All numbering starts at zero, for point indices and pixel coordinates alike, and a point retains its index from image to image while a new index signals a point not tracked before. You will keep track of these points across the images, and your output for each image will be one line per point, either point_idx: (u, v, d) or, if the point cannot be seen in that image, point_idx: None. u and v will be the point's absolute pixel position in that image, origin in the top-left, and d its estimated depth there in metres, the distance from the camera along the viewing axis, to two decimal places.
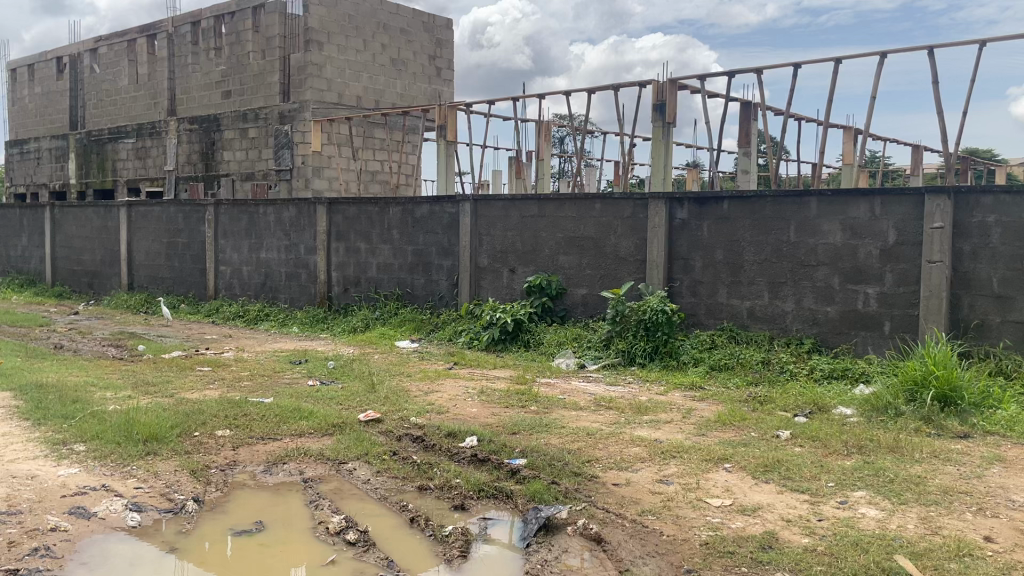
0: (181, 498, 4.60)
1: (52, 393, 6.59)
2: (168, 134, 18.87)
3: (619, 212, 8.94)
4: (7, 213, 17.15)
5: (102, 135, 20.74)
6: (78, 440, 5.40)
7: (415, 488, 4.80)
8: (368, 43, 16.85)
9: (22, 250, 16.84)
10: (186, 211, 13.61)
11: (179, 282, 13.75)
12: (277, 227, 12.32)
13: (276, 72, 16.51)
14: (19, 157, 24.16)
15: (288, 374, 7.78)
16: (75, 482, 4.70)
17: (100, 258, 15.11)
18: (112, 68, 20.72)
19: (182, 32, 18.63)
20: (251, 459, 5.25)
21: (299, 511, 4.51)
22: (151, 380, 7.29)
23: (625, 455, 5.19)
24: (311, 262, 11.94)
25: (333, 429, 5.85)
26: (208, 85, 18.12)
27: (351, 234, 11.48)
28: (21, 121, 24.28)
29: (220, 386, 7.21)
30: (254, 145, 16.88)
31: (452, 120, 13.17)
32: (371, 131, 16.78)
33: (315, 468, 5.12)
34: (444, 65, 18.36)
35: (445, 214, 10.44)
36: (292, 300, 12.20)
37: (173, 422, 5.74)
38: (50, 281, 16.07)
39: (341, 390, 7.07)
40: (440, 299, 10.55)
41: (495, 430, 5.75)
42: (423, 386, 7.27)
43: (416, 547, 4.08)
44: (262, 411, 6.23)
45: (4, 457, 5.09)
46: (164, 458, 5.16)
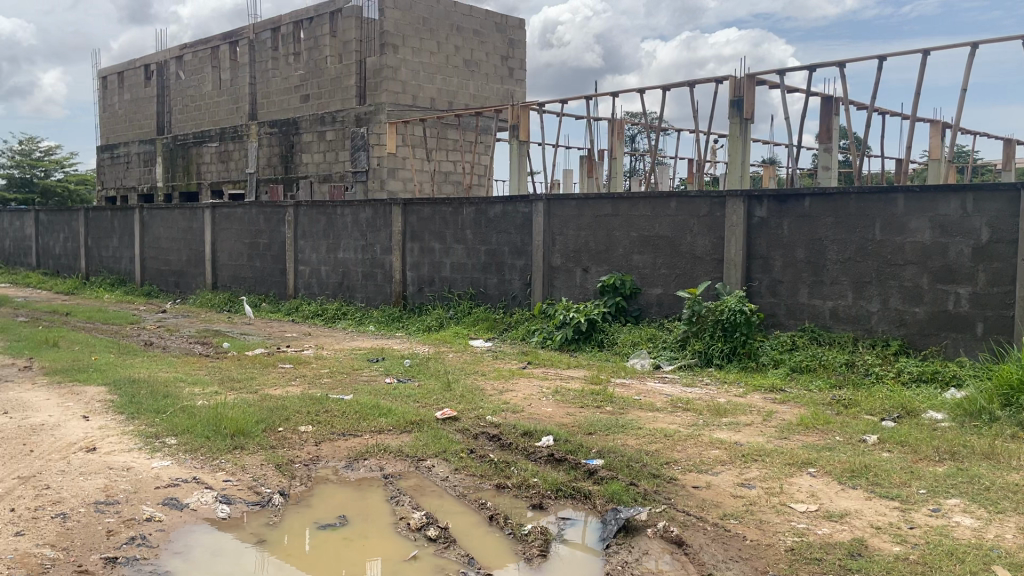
0: (267, 491, 4.74)
1: (145, 388, 6.86)
2: (249, 138, 19.44)
3: (696, 211, 8.82)
4: (100, 215, 17.95)
5: (188, 139, 21.51)
6: (169, 433, 5.61)
7: (492, 487, 4.82)
8: (441, 45, 17.03)
9: (113, 251, 17.60)
10: (267, 212, 13.98)
11: (260, 281, 14.15)
12: (354, 228, 12.56)
13: (352, 75, 16.84)
14: (110, 162, 25.27)
15: (366, 372, 7.92)
16: (167, 474, 4.89)
17: (185, 258, 15.67)
18: (196, 74, 21.46)
19: (263, 38, 19.17)
20: (333, 454, 5.37)
21: (380, 506, 4.60)
22: (237, 377, 7.52)
23: (704, 457, 5.11)
24: (387, 262, 12.13)
25: (412, 426, 5.93)
26: (287, 89, 18.59)
27: (425, 234, 11.61)
28: (111, 127, 25.37)
29: (302, 382, 7.40)
30: (331, 147, 17.25)
31: (525, 119, 13.20)
32: (444, 132, 16.95)
33: (395, 464, 5.20)
34: (516, 65, 18.39)
35: (518, 214, 10.47)
36: (368, 299, 12.42)
37: (260, 418, 5.92)
38: (139, 281, 16.74)
39: (418, 387, 7.16)
40: (514, 299, 10.60)
41: (572, 430, 5.73)
42: (498, 385, 7.31)
43: (496, 545, 4.11)
44: (343, 407, 6.36)
45: (102, 448, 5.33)
46: (251, 452, 5.32)
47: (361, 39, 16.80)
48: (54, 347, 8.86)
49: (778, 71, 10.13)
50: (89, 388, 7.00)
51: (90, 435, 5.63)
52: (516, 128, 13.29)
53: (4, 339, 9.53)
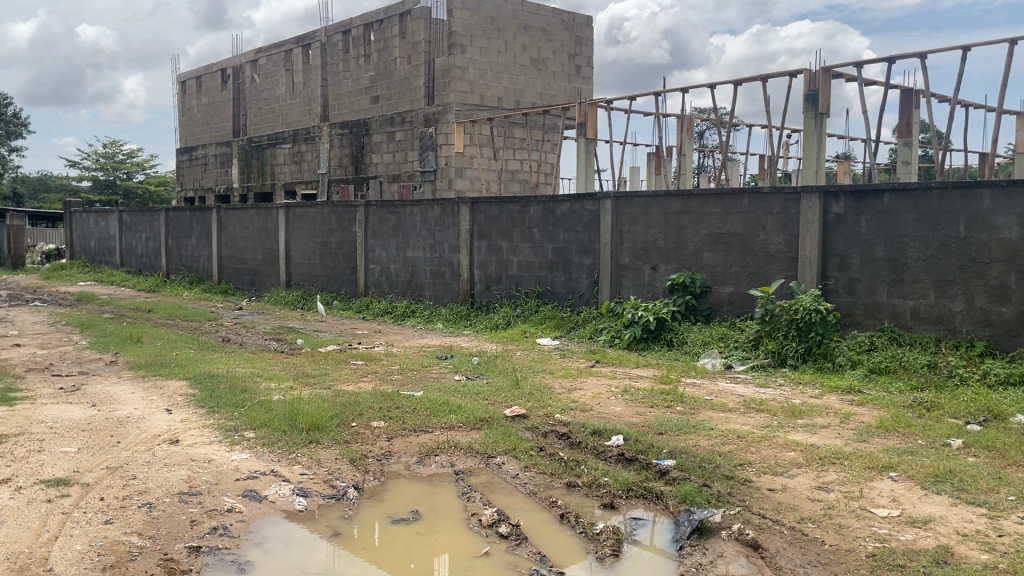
0: (342, 485, 4.83)
1: (224, 382, 7.08)
2: (321, 139, 19.86)
3: (769, 208, 8.65)
4: (180, 216, 18.58)
5: (262, 141, 22.11)
6: (248, 427, 5.77)
7: (562, 485, 4.82)
8: (509, 44, 17.08)
9: (192, 250, 18.20)
10: (339, 212, 14.26)
11: (332, 279, 14.44)
12: (422, 227, 12.71)
13: (421, 76, 17.03)
14: (188, 164, 26.16)
15: (436, 369, 8.01)
16: (247, 466, 5.03)
17: (260, 257, 16.09)
18: (270, 78, 22.02)
19: (334, 40, 19.54)
20: (405, 450, 5.44)
21: (453, 502, 4.64)
22: (311, 372, 7.70)
23: (780, 459, 5.01)
24: (455, 260, 12.23)
25: (482, 423, 5.97)
26: (357, 90, 18.91)
27: (492, 233, 11.67)
28: (189, 130, 26.24)
29: (374, 379, 7.53)
30: (400, 147, 17.49)
31: (593, 117, 13.18)
32: (511, 131, 16.99)
33: (466, 460, 5.25)
34: (584, 63, 18.31)
35: (585, 212, 10.43)
36: (436, 297, 12.56)
37: (334, 413, 6.05)
38: (217, 279, 17.29)
39: (487, 385, 7.20)
40: (581, 297, 10.57)
41: (642, 430, 5.68)
42: (566, 383, 7.31)
43: (567, 543, 4.11)
44: (413, 404, 6.45)
45: (185, 441, 5.52)
46: (325, 446, 5.43)
47: (430, 40, 16.97)
48: (137, 342, 9.21)
49: (855, 64, 9.86)
50: (171, 382, 7.26)
51: (173, 427, 5.84)
52: (583, 126, 13.24)
53: (92, 335, 9.96)
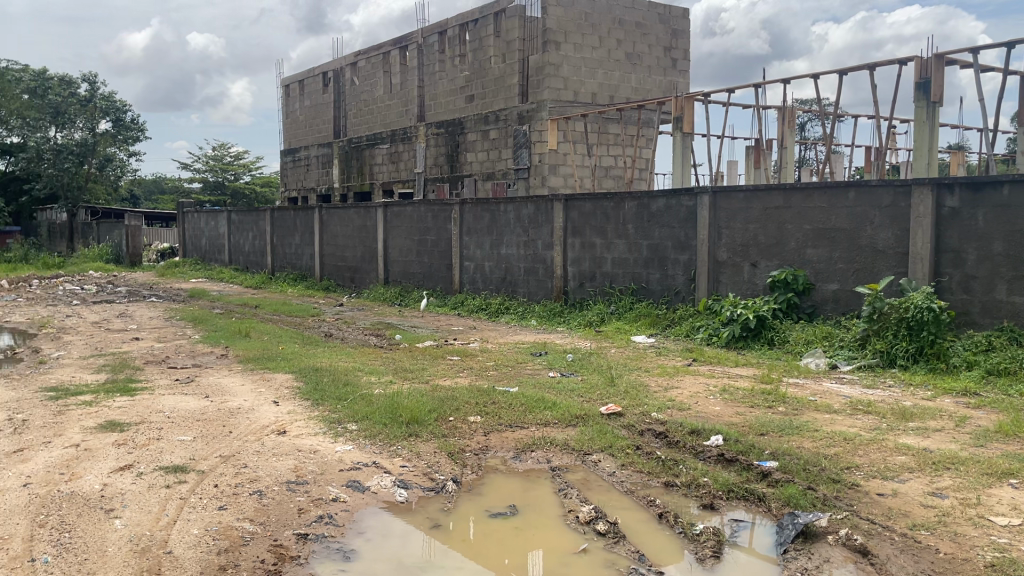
0: (441, 478, 4.92)
1: (328, 376, 7.31)
2: (417, 138, 20.25)
3: (877, 202, 8.31)
4: (284, 215, 19.29)
5: (362, 142, 22.71)
6: (351, 420, 5.95)
7: (660, 484, 4.77)
8: (603, 40, 16.96)
9: (295, 248, 18.86)
10: (435, 210, 14.49)
11: (428, 277, 14.69)
12: (516, 224, 12.78)
13: (515, 74, 17.12)
14: (292, 165, 27.11)
15: (530, 365, 8.06)
16: (350, 457, 5.19)
17: (360, 254, 16.53)
18: (369, 80, 22.56)
19: (430, 41, 19.85)
20: (501, 445, 5.50)
21: (550, 498, 4.66)
22: (410, 367, 7.87)
23: (890, 463, 4.81)
24: (549, 257, 12.25)
25: (577, 420, 5.97)
26: (453, 90, 19.18)
27: (586, 230, 11.63)
28: (293, 132, 27.18)
29: (470, 374, 7.64)
30: (495, 145, 17.64)
31: (689, 110, 12.97)
32: (606, 126, 16.88)
33: (562, 457, 5.26)
34: (680, 56, 18.00)
35: (682, 208, 10.27)
36: (530, 294, 12.63)
37: (432, 407, 6.17)
38: (319, 276, 17.87)
39: (582, 382, 7.20)
40: (677, 294, 10.42)
41: (742, 430, 5.56)
42: (663, 381, 7.22)
43: (667, 542, 4.07)
44: (509, 399, 6.51)
45: (291, 432, 5.74)
46: (424, 439, 5.54)
47: (525, 38, 17.01)
48: (246, 337, 9.61)
49: (971, 49, 9.36)
50: (278, 375, 7.55)
51: (281, 418, 6.08)
52: (680, 120, 13.04)
53: (204, 329, 10.48)
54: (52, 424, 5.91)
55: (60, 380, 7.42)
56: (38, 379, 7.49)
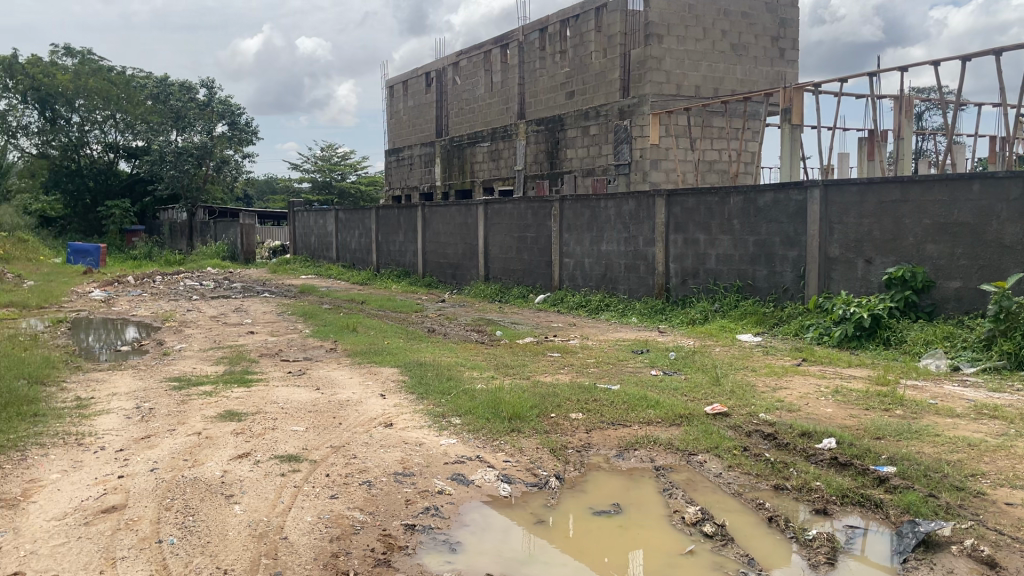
0: (544, 474, 4.94)
1: (431, 370, 7.46)
2: (518, 136, 20.40)
3: (1005, 194, 7.82)
4: (388, 214, 19.77)
5: (463, 141, 23.02)
6: (455, 413, 6.05)
7: (770, 487, 4.63)
8: (707, 31, 16.54)
9: (399, 245, 19.30)
10: (535, 207, 14.53)
11: (528, 273, 14.76)
12: (617, 220, 12.66)
13: (617, 69, 16.97)
14: (396, 164, 27.77)
15: (632, 363, 7.97)
16: (454, 451, 5.27)
17: (461, 251, 16.75)
18: (470, 79, 22.84)
19: (531, 39, 19.89)
20: (603, 443, 5.47)
21: (654, 497, 4.61)
22: (510, 363, 7.91)
23: (1020, 472, 4.53)
24: (650, 254, 12.09)
25: (681, 419, 5.87)
26: (553, 87, 19.19)
27: (689, 225, 11.41)
28: (397, 131, 27.81)
29: (571, 370, 7.63)
30: (595, 141, 17.57)
31: (798, 101, 12.57)
32: (710, 120, 16.51)
33: (666, 457, 5.18)
34: (788, 45, 17.44)
35: (791, 202, 9.94)
36: (631, 291, 12.50)
37: (534, 403, 6.19)
38: (421, 273, 18.24)
39: (685, 380, 7.08)
40: (786, 292, 10.10)
41: (857, 433, 5.34)
42: (770, 382, 7.01)
43: (777, 546, 3.96)
44: (611, 397, 6.46)
45: (398, 424, 5.87)
46: (526, 435, 5.57)
47: (626, 32, 16.82)
48: (354, 331, 9.93)
49: None
50: (385, 368, 7.76)
51: (387, 411, 6.24)
52: (789, 111, 12.67)
53: (314, 324, 10.85)
54: (176, 412, 6.24)
55: (183, 371, 7.83)
56: (163, 370, 7.92)
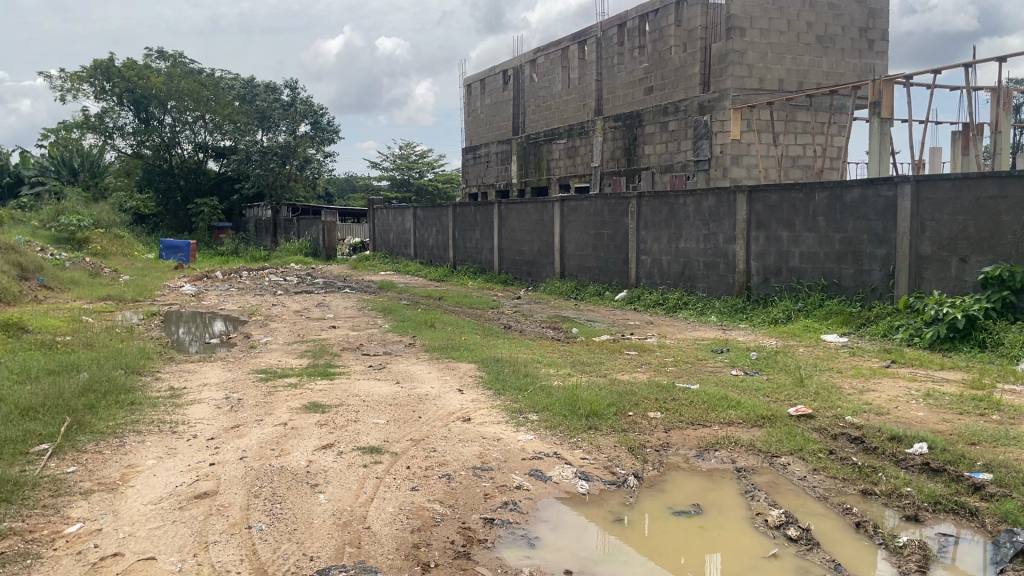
0: (622, 472, 4.90)
1: (508, 367, 7.50)
2: (595, 132, 20.32)
3: None
4: (465, 211, 19.93)
5: (539, 138, 23.06)
6: (532, 410, 6.07)
7: (857, 492, 4.50)
8: (792, 24, 16.11)
9: (476, 242, 19.45)
10: (611, 204, 14.43)
11: (604, 271, 14.67)
12: (696, 217, 12.47)
13: (697, 63, 16.69)
14: (472, 162, 27.98)
15: (712, 363, 7.83)
16: (532, 447, 5.29)
17: (537, 248, 16.77)
18: (547, 77, 22.86)
19: (609, 35, 19.74)
20: (683, 442, 5.40)
21: (736, 499, 4.53)
22: (587, 361, 7.88)
23: None
24: (730, 251, 11.87)
25: (763, 420, 5.74)
26: (631, 83, 19.01)
27: (772, 222, 11.15)
28: (474, 130, 28.02)
29: (648, 369, 7.55)
30: (674, 137, 17.35)
31: (888, 94, 12.19)
32: (794, 114, 16.10)
33: (747, 458, 5.09)
34: (877, 36, 16.83)
35: (879, 198, 9.61)
36: (710, 289, 12.30)
37: (612, 401, 6.16)
38: (497, 270, 18.34)
39: (768, 381, 6.92)
40: (873, 291, 9.77)
41: (951, 439, 5.13)
42: (857, 383, 6.79)
43: (865, 553, 3.84)
44: (690, 396, 6.37)
45: (476, 419, 5.93)
46: (604, 433, 5.54)
47: (707, 26, 16.50)
48: (432, 327, 10.06)
49: None
50: (462, 364, 7.84)
51: (465, 406, 6.30)
52: (878, 105, 12.28)
53: (393, 319, 11.03)
54: (263, 403, 6.45)
55: (269, 364, 8.07)
56: (250, 362, 8.19)
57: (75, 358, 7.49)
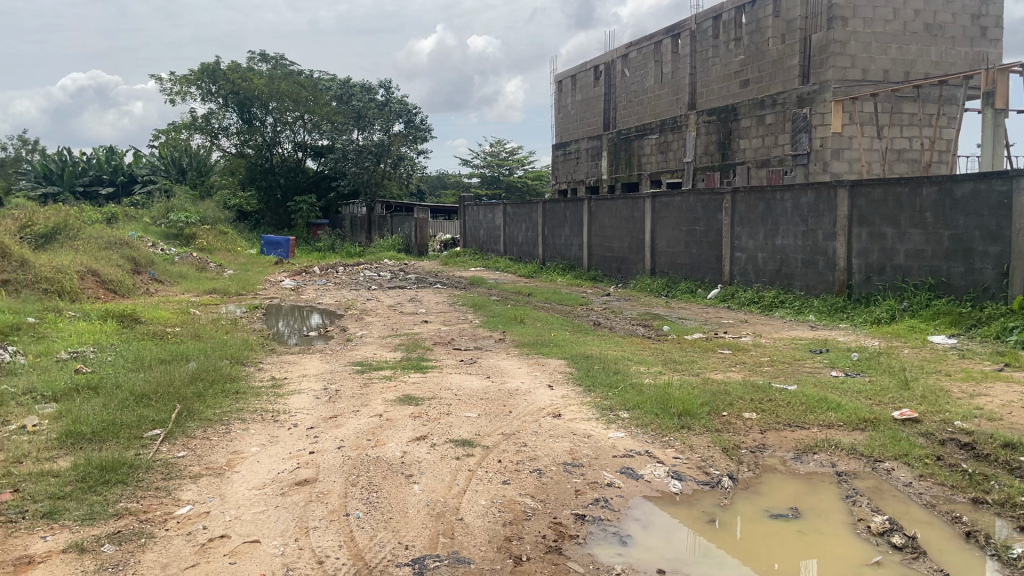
0: (716, 473, 4.82)
1: (598, 363, 7.47)
2: (687, 127, 20.00)
3: None
4: (555, 207, 19.92)
5: (630, 133, 22.84)
6: (622, 408, 6.02)
7: (967, 500, 4.29)
8: (899, 11, 15.40)
9: (565, 239, 19.42)
10: (705, 200, 14.16)
11: (697, 267, 14.43)
12: (795, 213, 12.12)
13: (797, 55, 16.22)
14: (563, 158, 27.93)
15: (810, 363, 7.62)
16: (623, 445, 5.25)
17: (627, 245, 16.62)
18: (639, 71, 22.62)
19: (704, 27, 19.37)
20: (781, 444, 5.26)
21: (837, 505, 4.37)
22: (679, 359, 7.77)
23: None
24: (830, 248, 11.49)
25: (866, 424, 5.53)
26: (727, 76, 18.62)
27: (875, 218, 10.73)
28: (564, 126, 27.99)
29: (743, 369, 7.38)
30: (771, 131, 16.89)
31: (1003, 84, 11.55)
32: (899, 106, 15.42)
33: (849, 462, 4.91)
34: (991, 23, 15.92)
35: (993, 193, 9.12)
36: (808, 287, 11.93)
37: (705, 400, 6.05)
38: (587, 266, 18.28)
39: (870, 383, 6.66)
40: (985, 291, 9.27)
41: None
42: (967, 388, 6.46)
43: (975, 564, 3.65)
44: (787, 397, 6.21)
45: (566, 415, 5.93)
46: (697, 432, 5.45)
47: (807, 16, 15.97)
48: (521, 323, 10.13)
49: None
50: (551, 360, 7.86)
51: (555, 403, 6.30)
52: (991, 95, 11.66)
53: (485, 315, 11.15)
54: (359, 395, 6.62)
55: (365, 356, 8.28)
56: (346, 354, 8.42)
57: (185, 348, 7.88)
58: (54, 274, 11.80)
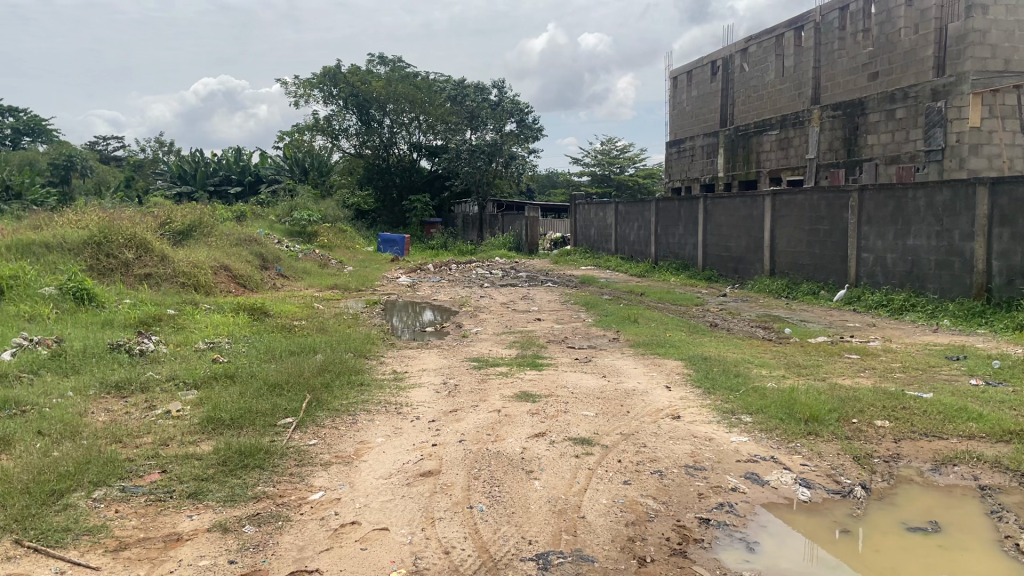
0: (847, 482, 4.65)
1: (718, 365, 7.32)
2: (810, 123, 19.31)
3: None
4: (668, 206, 19.65)
5: (749, 129, 22.16)
6: (745, 412, 5.89)
7: None
8: None
9: (679, 238, 19.14)
10: (830, 198, 13.65)
11: (819, 268, 13.94)
12: (928, 212, 11.50)
13: (930, 45, 15.41)
14: (676, 156, 27.48)
15: (946, 370, 7.22)
16: (747, 449, 5.14)
17: (745, 244, 16.22)
18: (759, 65, 22.03)
19: (829, 19, 18.67)
20: (916, 455, 5.02)
21: (981, 520, 4.14)
22: (803, 363, 7.53)
23: None
24: (967, 249, 10.85)
25: (1011, 436, 5.19)
26: (854, 69, 17.93)
27: (1018, 218, 10.06)
28: (680, 124, 27.57)
29: (872, 375, 7.07)
30: (901, 125, 16.09)
31: None
32: None
33: (993, 476, 4.64)
34: None
35: None
36: (942, 290, 11.32)
37: (833, 406, 5.83)
38: (701, 266, 17.96)
39: (1014, 394, 6.25)
40: None
41: None
42: None
43: None
44: (922, 405, 5.90)
45: (686, 417, 5.85)
46: (826, 439, 5.27)
47: (943, 4, 15.15)
48: (636, 322, 10.05)
49: None
50: (669, 361, 7.75)
51: (673, 404, 6.23)
52: None
53: (597, 313, 11.14)
54: (478, 390, 6.74)
55: (482, 353, 8.41)
56: (463, 350, 8.58)
57: (312, 341, 8.20)
58: (192, 268, 12.53)
